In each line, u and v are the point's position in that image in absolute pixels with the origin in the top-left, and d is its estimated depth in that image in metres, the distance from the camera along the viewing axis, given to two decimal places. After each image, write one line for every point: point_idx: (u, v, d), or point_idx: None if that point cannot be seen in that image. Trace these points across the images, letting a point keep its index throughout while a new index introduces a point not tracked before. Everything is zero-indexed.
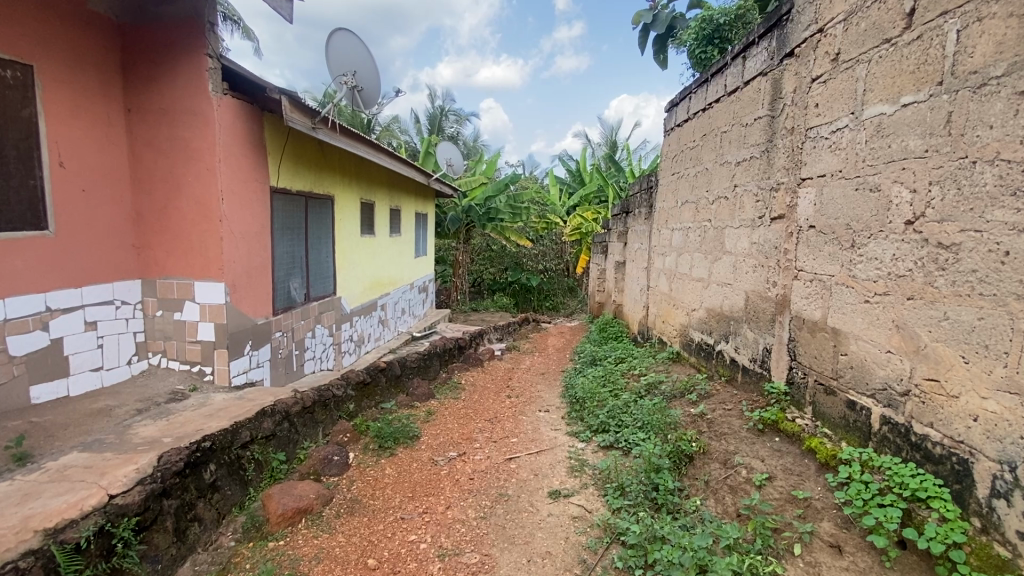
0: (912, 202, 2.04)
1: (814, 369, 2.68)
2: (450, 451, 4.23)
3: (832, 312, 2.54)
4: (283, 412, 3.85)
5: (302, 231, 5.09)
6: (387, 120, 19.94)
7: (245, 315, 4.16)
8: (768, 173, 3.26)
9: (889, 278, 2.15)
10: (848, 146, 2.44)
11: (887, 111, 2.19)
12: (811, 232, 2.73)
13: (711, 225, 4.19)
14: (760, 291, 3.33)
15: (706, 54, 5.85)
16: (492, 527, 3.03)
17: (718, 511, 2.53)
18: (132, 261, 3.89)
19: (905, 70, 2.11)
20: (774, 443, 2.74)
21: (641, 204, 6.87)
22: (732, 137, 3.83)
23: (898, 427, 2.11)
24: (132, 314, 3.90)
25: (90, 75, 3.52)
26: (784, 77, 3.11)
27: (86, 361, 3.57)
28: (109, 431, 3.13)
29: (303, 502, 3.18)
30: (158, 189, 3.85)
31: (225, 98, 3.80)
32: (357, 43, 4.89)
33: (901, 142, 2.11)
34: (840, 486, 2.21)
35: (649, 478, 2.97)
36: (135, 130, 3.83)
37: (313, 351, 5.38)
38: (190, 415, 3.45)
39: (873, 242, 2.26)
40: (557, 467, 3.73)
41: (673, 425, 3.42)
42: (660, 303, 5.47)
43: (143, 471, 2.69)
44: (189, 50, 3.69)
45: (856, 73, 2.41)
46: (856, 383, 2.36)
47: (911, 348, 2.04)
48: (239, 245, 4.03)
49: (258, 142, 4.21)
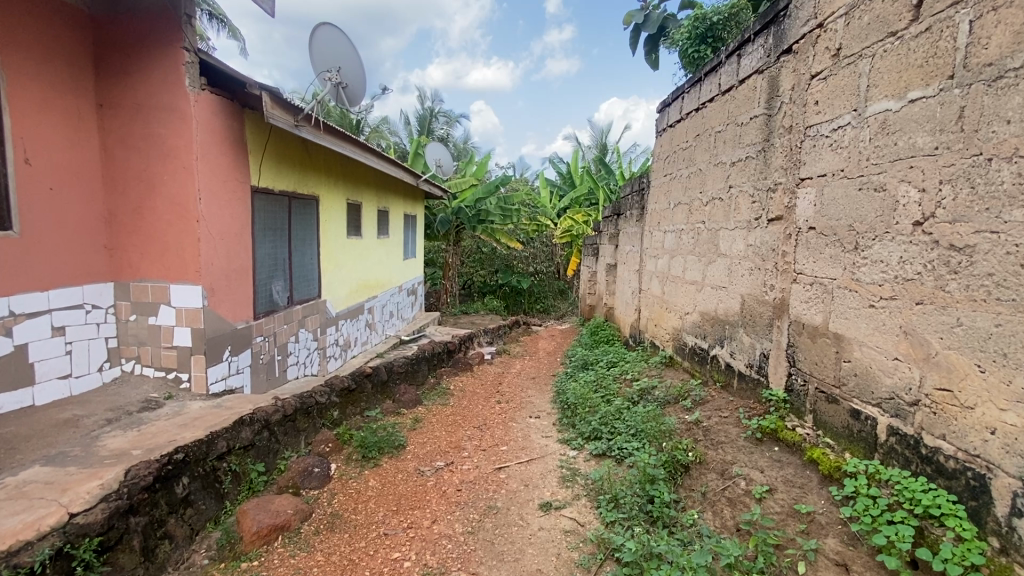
0: (921, 202, 1.95)
1: (815, 375, 2.58)
2: (438, 461, 4.08)
3: (834, 317, 2.44)
4: (262, 421, 3.67)
5: (285, 232, 4.92)
6: (376, 120, 19.72)
7: (224, 319, 3.98)
8: (765, 173, 3.17)
9: (896, 281, 2.06)
10: (851, 145, 2.35)
11: (893, 107, 2.10)
12: (812, 234, 2.63)
13: (705, 227, 4.10)
14: (756, 295, 3.23)
15: (700, 54, 5.78)
16: (480, 543, 2.89)
17: (716, 525, 2.42)
18: (104, 263, 3.70)
19: (913, 64, 2.02)
20: (774, 453, 2.63)
21: (632, 207, 6.79)
22: (727, 137, 3.73)
23: (906, 439, 2.01)
24: (103, 319, 3.70)
25: (60, 68, 3.33)
26: (782, 74, 3.02)
27: (53, 368, 3.37)
28: (75, 444, 2.93)
29: (280, 518, 3.01)
30: (132, 188, 3.66)
31: (203, 94, 3.63)
32: (341, 37, 4.73)
33: (909, 139, 2.02)
34: (845, 500, 2.10)
35: (644, 490, 2.84)
36: (107, 125, 3.64)
37: (297, 356, 5.21)
38: (163, 425, 3.26)
39: (878, 243, 2.16)
40: (548, 476, 3.60)
41: (668, 433, 3.30)
42: (653, 306, 5.37)
43: (107, 487, 2.51)
44: (166, 42, 3.51)
45: (859, 68, 2.32)
46: (861, 391, 2.26)
47: (920, 355, 1.95)
48: (218, 246, 3.85)
49: (237, 140, 4.03)
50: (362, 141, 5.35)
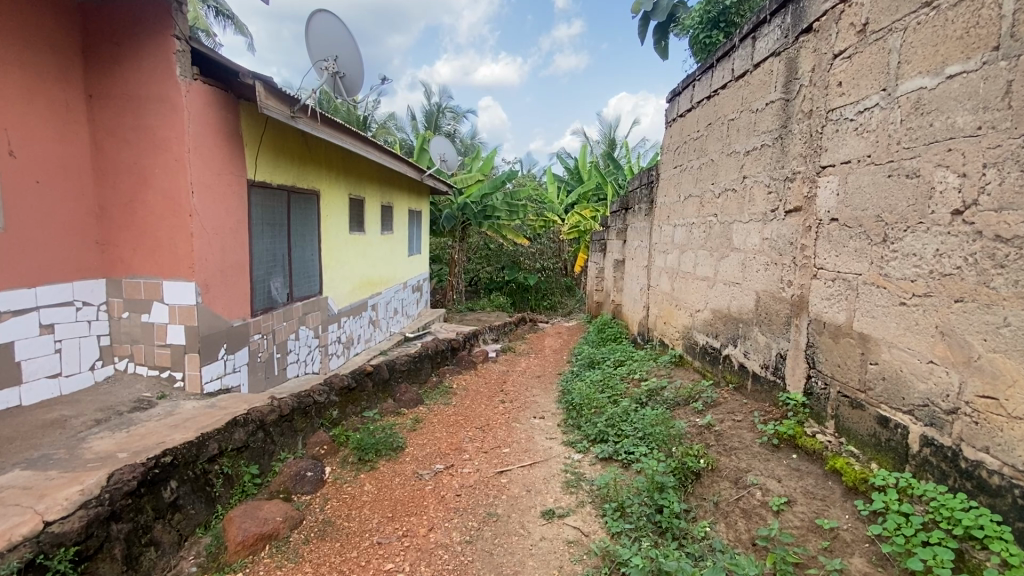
0: (961, 188, 1.76)
1: (838, 379, 2.39)
2: (437, 464, 3.94)
3: (859, 316, 2.25)
4: (257, 421, 3.54)
5: (284, 227, 4.78)
6: (383, 116, 19.68)
7: (219, 316, 3.84)
8: (782, 162, 2.97)
9: (931, 277, 1.87)
10: (879, 128, 2.15)
11: (927, 84, 1.91)
12: (834, 226, 2.44)
13: (716, 220, 3.91)
14: (773, 292, 3.04)
15: (710, 39, 5.62)
16: (478, 553, 2.74)
17: (730, 539, 2.26)
18: (94, 259, 3.58)
19: (952, 35, 1.82)
20: (792, 461, 2.46)
21: (641, 200, 6.60)
22: (741, 125, 3.54)
23: (942, 451, 1.83)
24: (95, 316, 3.59)
25: (46, 56, 3.21)
26: (801, 56, 2.82)
27: (41, 367, 3.25)
28: (60, 446, 2.81)
29: (267, 526, 2.88)
30: (123, 181, 3.54)
31: (195, 84, 3.48)
32: (338, 27, 4.58)
33: (947, 119, 1.83)
34: (872, 516, 1.92)
35: (652, 499, 2.67)
36: (97, 117, 3.52)
37: (297, 354, 5.08)
38: (152, 427, 3.13)
39: (910, 235, 1.97)
40: (551, 482, 3.45)
41: (678, 437, 3.14)
42: (661, 304, 5.20)
43: (88, 493, 2.38)
44: (156, 29, 3.37)
45: (888, 44, 2.12)
46: (890, 397, 2.07)
47: (960, 358, 1.76)
48: (213, 242, 3.72)
49: (233, 132, 3.88)
50: (363, 134, 5.19)
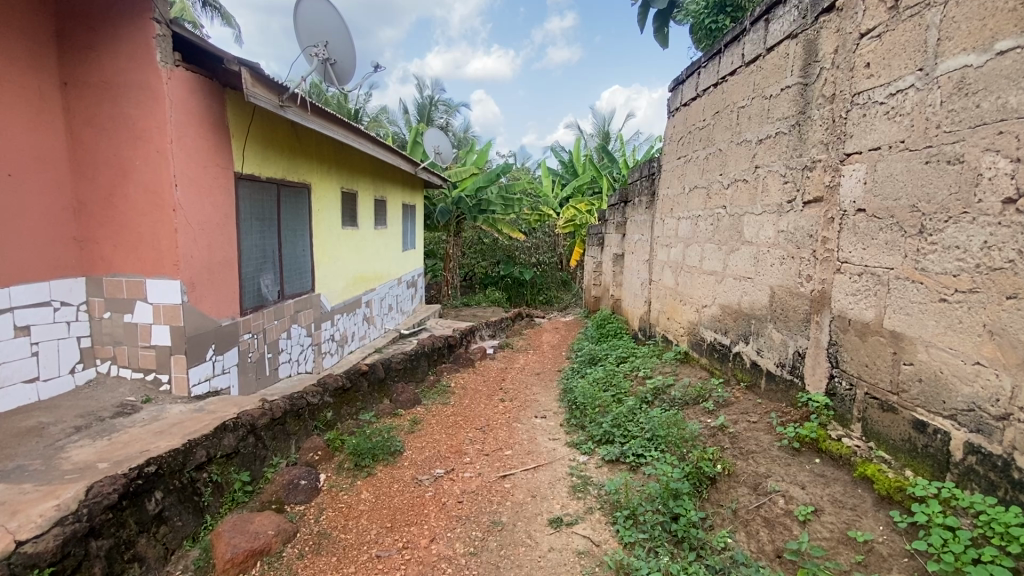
0: (1015, 173, 1.62)
1: (865, 379, 2.26)
2: (437, 468, 3.78)
3: (890, 312, 2.11)
4: (248, 426, 3.36)
5: (273, 222, 4.58)
6: (374, 109, 19.32)
7: (207, 316, 3.65)
8: (800, 150, 2.81)
9: (978, 271, 1.74)
10: (915, 111, 2.00)
11: (973, 62, 1.77)
12: (861, 217, 2.29)
13: (725, 212, 3.75)
14: (789, 287, 2.89)
15: (717, 24, 5.68)
16: (484, 567, 2.59)
17: (752, 550, 2.12)
18: (72, 256, 3.37)
19: (1002, 7, 1.68)
20: (815, 467, 2.31)
21: (642, 192, 6.33)
22: (752, 113, 3.38)
23: (991, 459, 1.70)
24: (75, 317, 3.39)
25: (16, 40, 2.99)
26: (821, 37, 2.65)
27: (16, 371, 3.05)
28: (36, 456, 2.62)
29: (260, 541, 2.71)
30: (102, 174, 3.33)
31: (176, 71, 3.26)
32: (327, 9, 4.35)
33: (997, 98, 1.69)
34: (911, 528, 1.79)
35: (666, 507, 2.53)
36: (73, 106, 3.30)
37: (289, 353, 4.90)
38: (137, 433, 2.94)
39: (952, 226, 1.83)
40: (557, 486, 3.31)
41: (691, 440, 2.98)
42: (664, 299, 5.05)
43: (64, 508, 2.20)
44: (134, 11, 3.14)
45: (926, 20, 1.96)
46: (928, 400, 1.94)
47: (1012, 359, 1.63)
48: (199, 238, 3.52)
49: (218, 122, 3.67)
50: (356, 126, 4.98)
